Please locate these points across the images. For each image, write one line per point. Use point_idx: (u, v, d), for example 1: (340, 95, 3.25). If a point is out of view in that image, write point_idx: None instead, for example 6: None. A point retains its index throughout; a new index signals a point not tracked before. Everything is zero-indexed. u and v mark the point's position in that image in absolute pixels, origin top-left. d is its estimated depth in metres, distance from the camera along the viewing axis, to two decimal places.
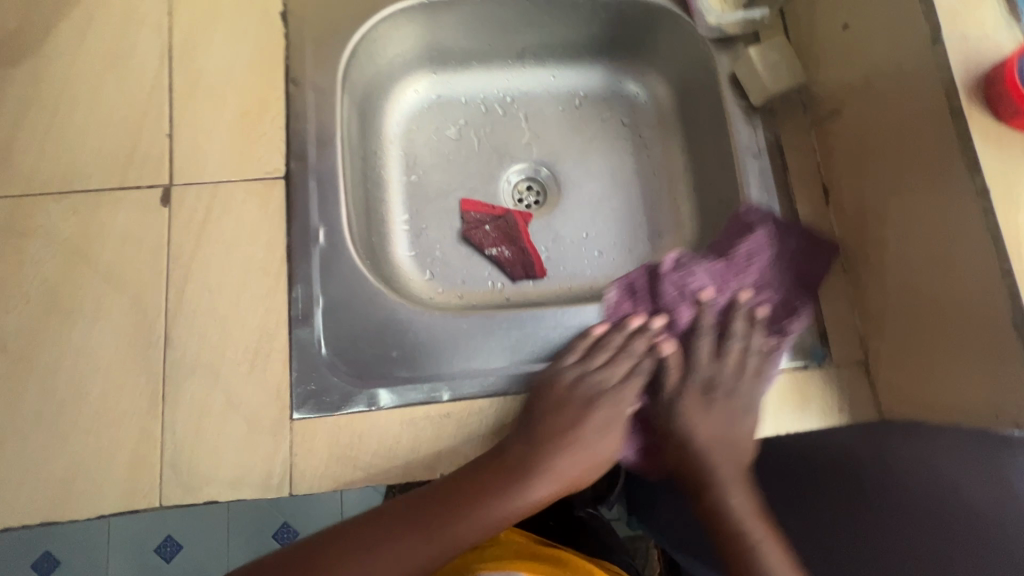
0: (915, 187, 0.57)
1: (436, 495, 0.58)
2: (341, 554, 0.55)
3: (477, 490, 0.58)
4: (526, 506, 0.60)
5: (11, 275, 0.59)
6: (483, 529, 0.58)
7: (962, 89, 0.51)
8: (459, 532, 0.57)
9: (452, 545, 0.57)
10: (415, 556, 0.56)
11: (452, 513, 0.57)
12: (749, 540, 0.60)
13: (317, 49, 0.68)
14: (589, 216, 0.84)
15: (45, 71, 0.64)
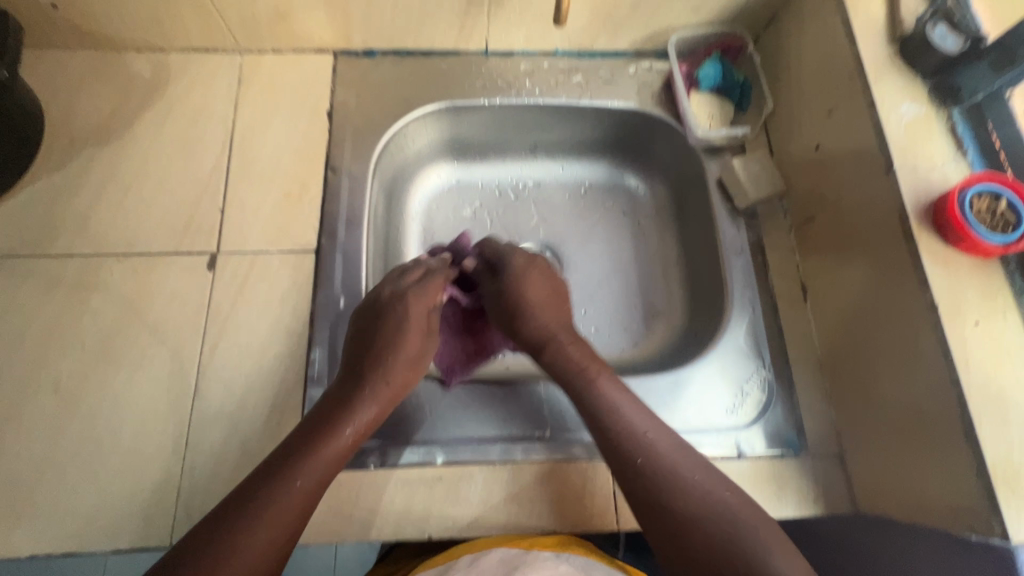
0: (878, 294, 0.62)
1: (317, 429, 0.56)
2: (233, 516, 0.50)
3: (350, 405, 0.58)
4: (406, 365, 0.63)
5: (72, 324, 0.67)
6: (365, 419, 0.58)
7: (911, 216, 0.58)
8: (343, 442, 0.56)
9: (382, 393, 0.60)
10: (310, 483, 0.53)
11: (329, 433, 0.56)
12: (613, 411, 0.59)
13: (356, 141, 0.78)
14: (588, 295, 0.89)
15: (127, 151, 0.75)
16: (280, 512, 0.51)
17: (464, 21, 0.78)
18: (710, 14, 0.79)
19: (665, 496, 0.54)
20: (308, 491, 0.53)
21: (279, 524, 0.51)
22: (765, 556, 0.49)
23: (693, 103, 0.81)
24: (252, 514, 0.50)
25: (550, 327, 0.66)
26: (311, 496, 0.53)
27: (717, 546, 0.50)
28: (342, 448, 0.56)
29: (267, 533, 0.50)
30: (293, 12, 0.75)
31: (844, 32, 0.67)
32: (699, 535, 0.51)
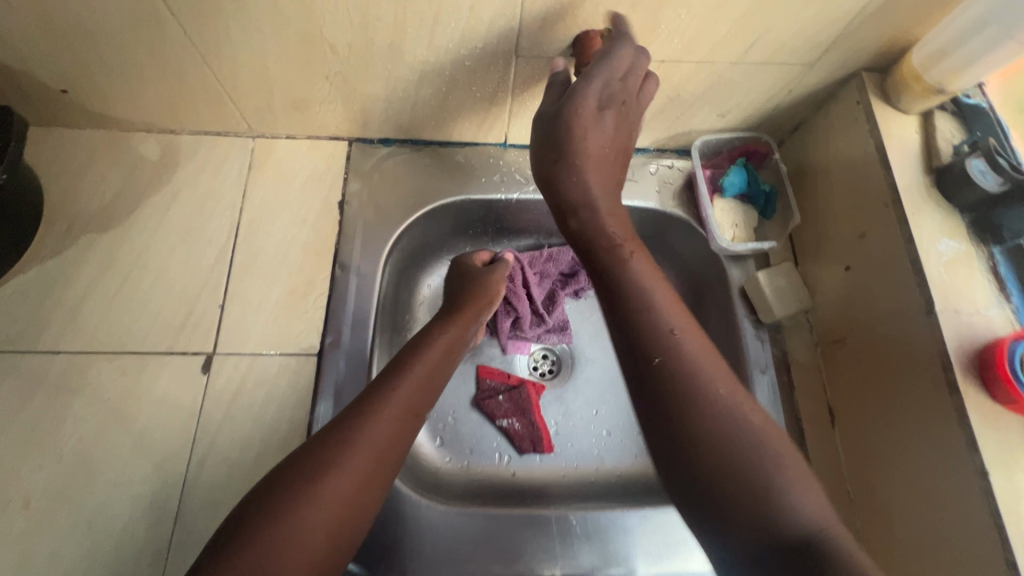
0: (916, 439, 0.59)
1: (333, 439, 0.50)
2: (247, 536, 0.43)
3: (374, 408, 0.53)
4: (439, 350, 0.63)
5: (52, 430, 0.63)
6: (391, 424, 0.53)
7: (957, 365, 0.55)
8: (372, 445, 0.50)
9: (421, 377, 0.58)
10: (343, 490, 0.47)
11: (354, 437, 0.50)
12: (654, 297, 0.53)
13: (366, 235, 0.76)
14: (602, 393, 0.86)
15: (128, 239, 0.72)
16: (303, 528, 0.44)
17: (483, 117, 0.76)
18: (736, 120, 0.77)
19: (673, 385, 0.48)
20: (337, 501, 0.47)
21: (307, 537, 0.44)
22: (780, 486, 0.43)
23: (717, 209, 0.78)
24: (275, 526, 0.44)
25: (594, 192, 0.59)
26: (345, 506, 0.47)
27: (752, 483, 0.44)
28: (370, 452, 0.50)
29: (293, 549, 0.44)
30: (309, 104, 0.72)
31: (877, 157, 0.65)
32: (751, 460, 0.44)
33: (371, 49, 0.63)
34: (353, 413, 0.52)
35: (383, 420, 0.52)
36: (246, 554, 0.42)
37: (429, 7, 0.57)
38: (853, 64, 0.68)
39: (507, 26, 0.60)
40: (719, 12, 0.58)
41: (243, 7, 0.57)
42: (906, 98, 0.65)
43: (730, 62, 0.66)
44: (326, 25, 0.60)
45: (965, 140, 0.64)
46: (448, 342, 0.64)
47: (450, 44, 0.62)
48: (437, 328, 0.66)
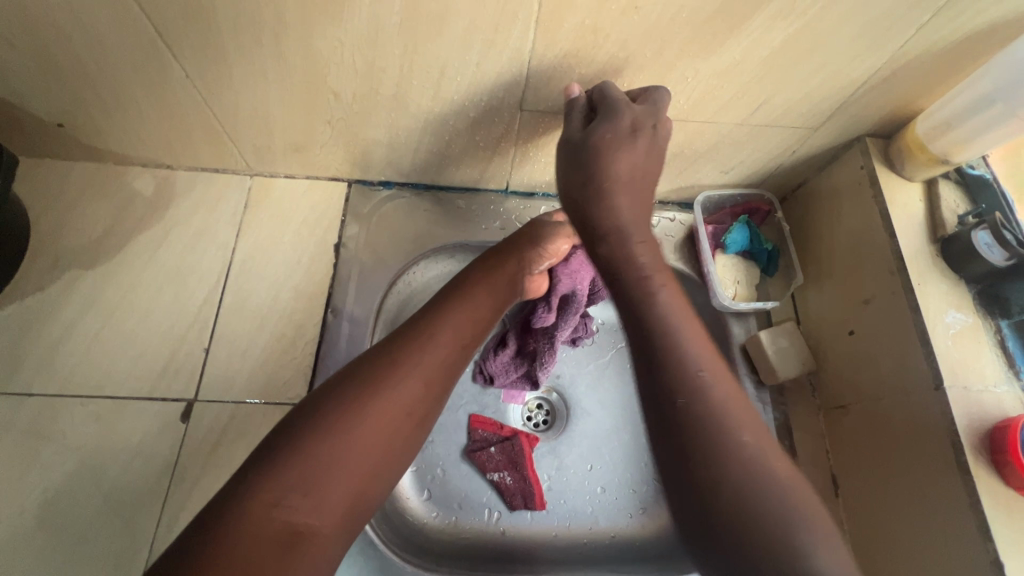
0: (924, 520, 0.56)
1: (386, 359, 0.51)
2: (298, 442, 0.45)
3: (427, 336, 0.54)
4: (491, 301, 0.62)
5: (16, 480, 0.59)
6: (441, 351, 0.53)
7: (967, 445, 0.54)
8: (422, 371, 0.51)
9: (461, 324, 0.57)
10: (396, 406, 0.49)
11: (405, 359, 0.51)
12: (653, 300, 0.49)
13: (361, 280, 0.74)
14: (598, 447, 0.82)
15: (114, 276, 0.70)
16: (348, 443, 0.46)
17: (486, 165, 0.75)
18: (739, 177, 0.77)
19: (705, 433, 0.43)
20: (383, 420, 0.48)
21: (354, 450, 0.46)
22: (799, 530, 0.40)
23: (719, 265, 0.78)
24: (306, 449, 0.45)
25: (624, 215, 0.53)
26: (392, 425, 0.48)
27: (776, 540, 0.40)
28: (419, 377, 0.51)
29: (337, 460, 0.45)
30: (309, 146, 0.71)
31: (883, 223, 0.65)
32: (760, 498, 0.41)
33: (375, 97, 0.62)
34: (406, 339, 0.53)
35: (435, 349, 0.53)
36: (296, 457, 0.44)
37: (436, 60, 0.57)
38: (857, 129, 0.68)
39: (514, 81, 0.59)
40: (725, 77, 0.58)
41: (248, 53, 0.57)
42: (909, 166, 0.66)
43: (734, 123, 0.66)
44: (330, 73, 0.59)
45: (970, 210, 0.64)
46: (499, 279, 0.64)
47: (455, 96, 0.62)
48: (494, 261, 0.66)
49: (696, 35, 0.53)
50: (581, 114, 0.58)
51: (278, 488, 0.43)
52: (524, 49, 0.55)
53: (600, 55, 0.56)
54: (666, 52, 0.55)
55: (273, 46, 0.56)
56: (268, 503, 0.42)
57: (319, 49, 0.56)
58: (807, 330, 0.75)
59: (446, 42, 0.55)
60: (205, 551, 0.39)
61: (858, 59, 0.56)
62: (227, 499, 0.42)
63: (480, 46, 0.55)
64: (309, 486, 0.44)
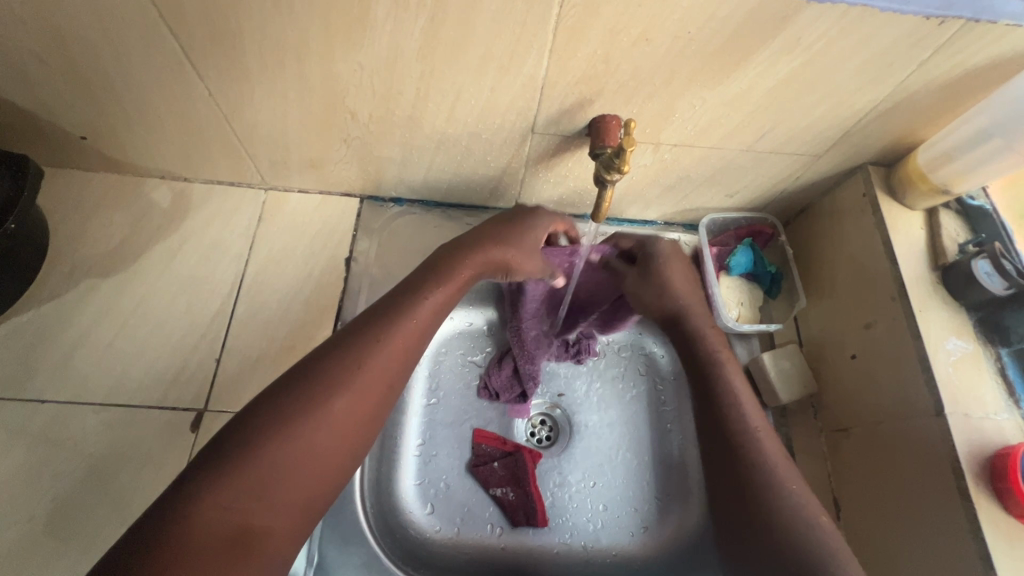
0: (924, 546, 0.57)
1: (343, 361, 0.50)
2: (249, 443, 0.44)
3: (382, 337, 0.53)
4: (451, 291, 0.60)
5: (27, 486, 0.60)
6: (394, 352, 0.53)
7: (969, 472, 0.54)
8: (375, 374, 0.51)
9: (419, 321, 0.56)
10: (351, 406, 0.49)
11: (361, 362, 0.51)
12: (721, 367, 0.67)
13: (371, 294, 0.75)
14: (600, 465, 0.83)
15: (130, 286, 0.72)
16: (301, 447, 0.46)
17: (495, 184, 0.77)
18: (743, 201, 0.79)
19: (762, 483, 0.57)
20: (336, 425, 0.48)
21: (305, 453, 0.46)
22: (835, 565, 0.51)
23: (722, 287, 0.79)
24: (260, 452, 0.44)
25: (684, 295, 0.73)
26: (344, 427, 0.48)
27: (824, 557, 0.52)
28: (375, 375, 0.51)
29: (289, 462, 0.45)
30: (324, 162, 0.73)
31: (885, 250, 0.66)
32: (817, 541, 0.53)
33: (391, 118, 0.64)
34: (359, 339, 0.53)
35: (389, 351, 0.53)
36: (246, 461, 0.44)
37: (452, 85, 0.59)
38: (859, 157, 0.69)
39: (526, 106, 0.61)
40: (732, 106, 0.60)
41: (270, 74, 0.59)
42: (911, 195, 0.68)
43: (740, 150, 0.67)
44: (349, 95, 0.61)
45: (970, 239, 0.66)
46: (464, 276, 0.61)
47: (469, 119, 0.64)
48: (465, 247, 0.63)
49: (704, 65, 0.55)
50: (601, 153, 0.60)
51: (227, 491, 0.42)
52: (537, 76, 0.57)
53: (611, 84, 0.58)
54: (675, 81, 0.57)
55: (294, 67, 0.58)
56: (220, 505, 0.42)
57: (339, 71, 0.58)
58: (810, 353, 0.76)
59: (463, 67, 0.56)
60: (151, 559, 0.38)
61: (861, 92, 0.58)
62: (175, 498, 0.41)
63: (495, 73, 0.57)
64: (262, 489, 0.44)
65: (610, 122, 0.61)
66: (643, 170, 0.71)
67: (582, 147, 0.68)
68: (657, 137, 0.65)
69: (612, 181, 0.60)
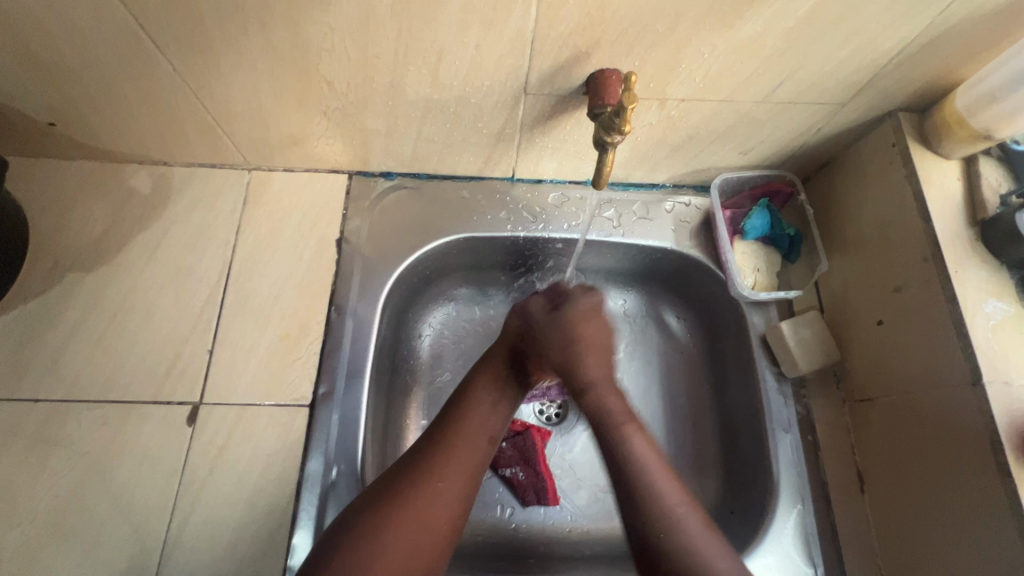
0: (957, 520, 0.54)
1: (419, 461, 0.54)
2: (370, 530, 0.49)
3: (458, 428, 0.57)
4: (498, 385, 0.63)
5: (27, 487, 0.59)
6: (477, 441, 0.57)
7: (1007, 444, 0.50)
8: (460, 462, 0.55)
9: (481, 425, 0.59)
10: (428, 513, 0.51)
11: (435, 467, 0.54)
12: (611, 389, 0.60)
13: (364, 276, 0.72)
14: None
15: (116, 278, 0.69)
16: (421, 527, 0.51)
17: (489, 153, 0.71)
18: (758, 158, 0.73)
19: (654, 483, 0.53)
20: (440, 506, 0.52)
21: (420, 536, 0.50)
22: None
23: (737, 252, 0.74)
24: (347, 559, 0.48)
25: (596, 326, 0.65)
26: (446, 511, 0.52)
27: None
28: (449, 486, 0.53)
29: (410, 543, 0.50)
30: (306, 138, 0.69)
31: (917, 206, 0.61)
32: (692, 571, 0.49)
33: (371, 86, 0.59)
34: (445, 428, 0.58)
35: (471, 442, 0.57)
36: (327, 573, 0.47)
37: (433, 44, 0.54)
38: (889, 103, 0.63)
39: (516, 64, 0.56)
40: (746, 52, 0.54)
41: (235, 44, 0.54)
42: (947, 142, 0.61)
43: (754, 101, 0.61)
44: (322, 62, 0.56)
45: (1013, 189, 0.60)
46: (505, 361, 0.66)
47: (454, 81, 0.58)
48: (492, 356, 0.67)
49: (714, 5, 0.49)
50: (597, 112, 0.56)
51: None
52: (526, 28, 0.51)
53: (609, 33, 0.52)
54: (680, 25, 0.51)
55: (260, 34, 0.53)
56: None
57: (308, 35, 0.53)
58: (832, 319, 0.72)
59: (442, 24, 0.51)
60: None
61: (893, 27, 0.52)
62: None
63: (478, 28, 0.51)
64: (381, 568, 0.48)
65: (605, 76, 0.55)
66: (647, 129, 0.66)
67: (581, 107, 0.62)
68: (663, 91, 0.59)
69: (612, 145, 0.55)
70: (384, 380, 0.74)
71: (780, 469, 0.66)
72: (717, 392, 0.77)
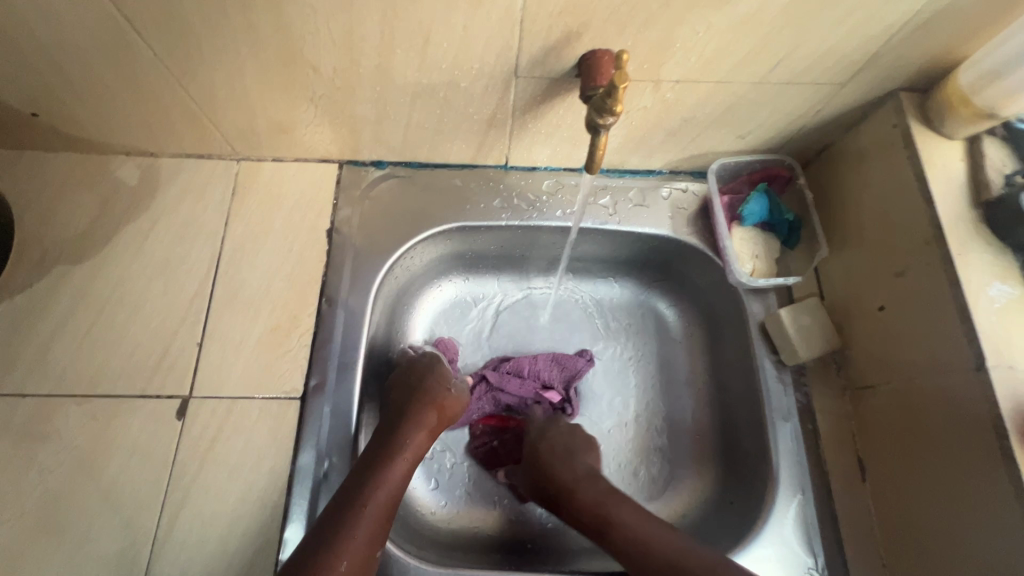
0: (961, 509, 0.52)
1: (331, 526, 0.53)
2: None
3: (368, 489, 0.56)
4: (413, 450, 0.62)
5: (16, 482, 0.59)
6: (394, 489, 0.58)
7: (1012, 431, 0.49)
8: (367, 530, 0.54)
9: (389, 487, 0.58)
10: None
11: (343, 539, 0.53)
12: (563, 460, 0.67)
13: (356, 267, 0.70)
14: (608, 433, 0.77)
15: (103, 271, 0.68)
16: None
17: (481, 140, 0.70)
18: (756, 143, 0.71)
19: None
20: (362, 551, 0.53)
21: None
22: None
23: (735, 239, 0.73)
24: None
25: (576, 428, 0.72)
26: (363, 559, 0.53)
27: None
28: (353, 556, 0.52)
29: None
30: (293, 127, 0.68)
31: (919, 189, 0.59)
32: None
33: (357, 70, 0.58)
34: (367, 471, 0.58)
35: (376, 507, 0.56)
36: None
37: (419, 25, 0.52)
38: (890, 82, 0.61)
39: (505, 46, 0.54)
40: (742, 29, 0.52)
41: (216, 29, 0.53)
42: (950, 122, 0.59)
43: (751, 82, 0.60)
44: (307, 46, 0.55)
45: (1018, 169, 0.58)
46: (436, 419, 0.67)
47: (443, 64, 0.57)
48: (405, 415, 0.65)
49: None
50: (588, 94, 0.54)
51: None
52: (515, 7, 0.50)
53: (600, 12, 0.50)
54: (675, 1, 0.49)
55: (241, 17, 0.51)
56: None
57: (290, 17, 0.51)
58: (833, 306, 0.70)
59: (427, 3, 0.49)
60: None
61: (895, 1, 0.50)
62: None
63: (465, 7, 0.50)
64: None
65: (597, 59, 0.54)
66: (642, 113, 0.64)
67: (574, 91, 0.60)
68: (657, 73, 0.58)
69: (606, 126, 0.53)
70: (376, 373, 0.73)
71: (779, 458, 0.64)
72: (716, 381, 0.76)
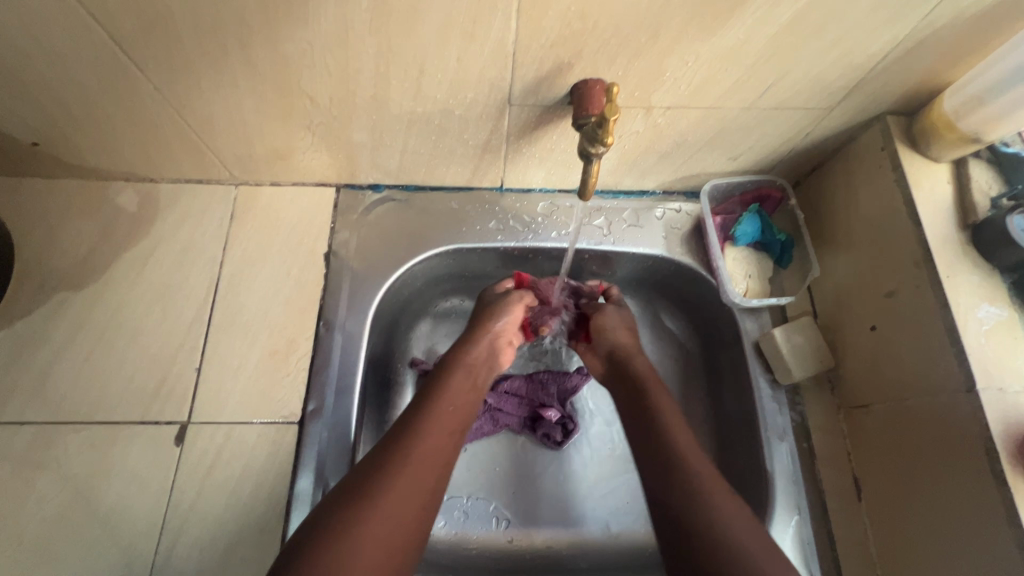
0: (956, 530, 0.53)
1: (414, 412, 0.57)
2: (334, 535, 0.45)
3: (445, 383, 0.61)
4: (483, 352, 0.67)
5: (14, 510, 0.59)
6: (468, 387, 0.62)
7: (1003, 452, 0.50)
8: (450, 413, 0.58)
9: (463, 383, 0.62)
10: (426, 465, 0.52)
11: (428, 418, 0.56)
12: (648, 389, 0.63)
13: (353, 290, 0.71)
14: (601, 463, 0.79)
15: (102, 297, 0.69)
16: (422, 481, 0.51)
17: (476, 164, 0.71)
18: (747, 164, 0.72)
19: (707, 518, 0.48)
20: (416, 492, 0.50)
21: (395, 529, 0.47)
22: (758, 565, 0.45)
23: (728, 259, 0.74)
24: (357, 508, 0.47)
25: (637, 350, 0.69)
26: (411, 513, 0.49)
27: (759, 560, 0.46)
28: (441, 440, 0.55)
29: (415, 488, 0.50)
30: (291, 153, 0.68)
31: (907, 210, 0.60)
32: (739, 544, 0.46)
33: (352, 100, 0.59)
34: (408, 431, 0.54)
35: (457, 396, 0.60)
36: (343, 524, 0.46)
37: (414, 58, 0.53)
38: (877, 106, 0.62)
39: (498, 76, 0.55)
40: (730, 59, 0.54)
41: (215, 63, 0.54)
42: (936, 145, 0.60)
43: (741, 107, 0.61)
44: (304, 78, 0.56)
45: (1004, 192, 0.59)
46: (476, 361, 0.66)
47: (437, 94, 0.58)
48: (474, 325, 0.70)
49: (696, 14, 0.48)
50: (580, 122, 0.55)
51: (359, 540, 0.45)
52: (507, 39, 0.51)
53: (590, 44, 0.51)
54: (663, 33, 0.51)
55: (239, 52, 0.52)
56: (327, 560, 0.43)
57: (287, 51, 0.52)
58: (825, 325, 0.71)
59: (422, 38, 0.51)
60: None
61: (878, 32, 0.51)
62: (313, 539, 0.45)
63: (458, 41, 0.51)
64: (359, 569, 0.44)
65: (590, 88, 0.55)
66: (634, 137, 0.65)
67: (567, 117, 0.61)
68: (648, 100, 0.59)
69: (597, 155, 0.54)
70: (372, 396, 0.73)
71: (776, 477, 0.65)
72: (713, 399, 0.77)
